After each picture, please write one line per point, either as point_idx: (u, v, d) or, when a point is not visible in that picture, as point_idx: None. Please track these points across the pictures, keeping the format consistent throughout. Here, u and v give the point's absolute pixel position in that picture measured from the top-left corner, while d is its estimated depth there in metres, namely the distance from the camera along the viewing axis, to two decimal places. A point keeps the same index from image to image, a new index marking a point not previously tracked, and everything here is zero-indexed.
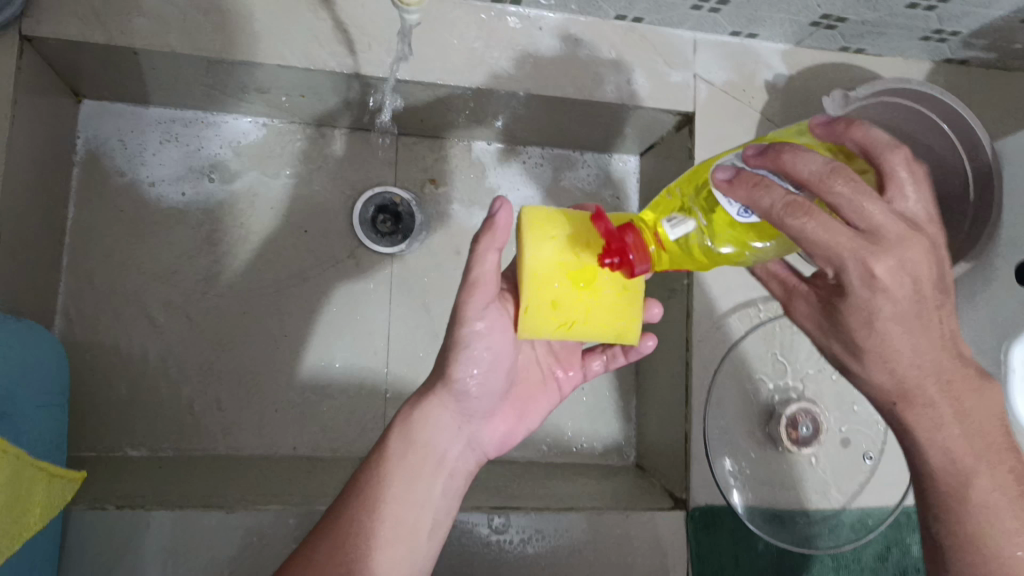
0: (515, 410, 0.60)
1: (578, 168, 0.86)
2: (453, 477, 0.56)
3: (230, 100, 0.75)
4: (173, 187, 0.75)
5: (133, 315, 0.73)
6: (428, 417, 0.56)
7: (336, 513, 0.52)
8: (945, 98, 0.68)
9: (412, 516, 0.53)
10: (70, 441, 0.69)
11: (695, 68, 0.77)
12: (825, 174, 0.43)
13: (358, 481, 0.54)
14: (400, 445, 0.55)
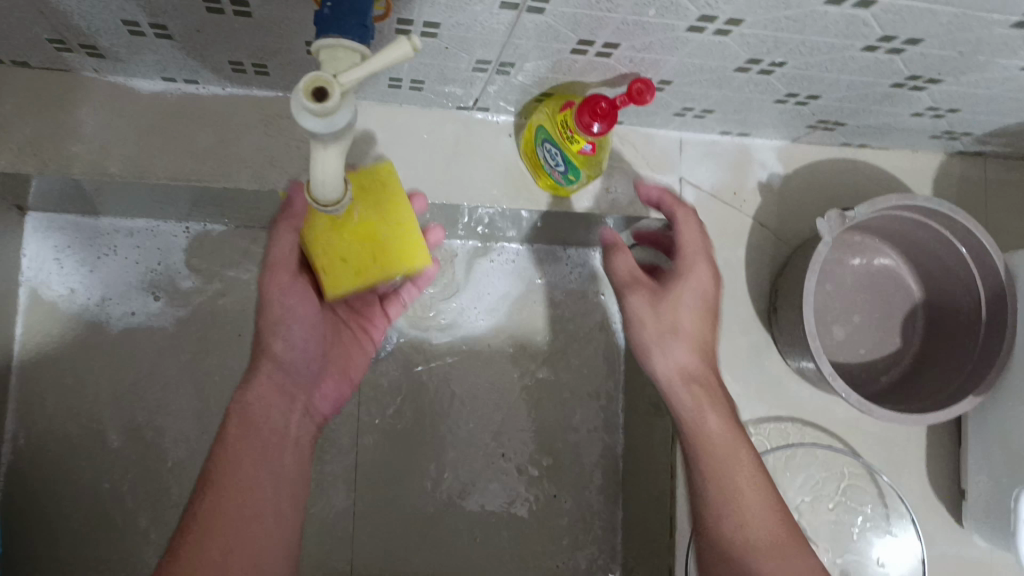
0: (336, 369, 0.62)
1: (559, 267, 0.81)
2: (300, 445, 0.57)
3: (184, 211, 0.72)
4: (129, 303, 0.73)
5: (87, 440, 0.71)
6: (260, 391, 0.55)
7: (192, 522, 0.49)
8: (956, 218, 0.63)
9: (268, 488, 0.52)
10: (21, 574, 0.68)
11: (681, 170, 0.70)
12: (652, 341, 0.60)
13: (207, 481, 0.51)
14: (248, 446, 0.53)
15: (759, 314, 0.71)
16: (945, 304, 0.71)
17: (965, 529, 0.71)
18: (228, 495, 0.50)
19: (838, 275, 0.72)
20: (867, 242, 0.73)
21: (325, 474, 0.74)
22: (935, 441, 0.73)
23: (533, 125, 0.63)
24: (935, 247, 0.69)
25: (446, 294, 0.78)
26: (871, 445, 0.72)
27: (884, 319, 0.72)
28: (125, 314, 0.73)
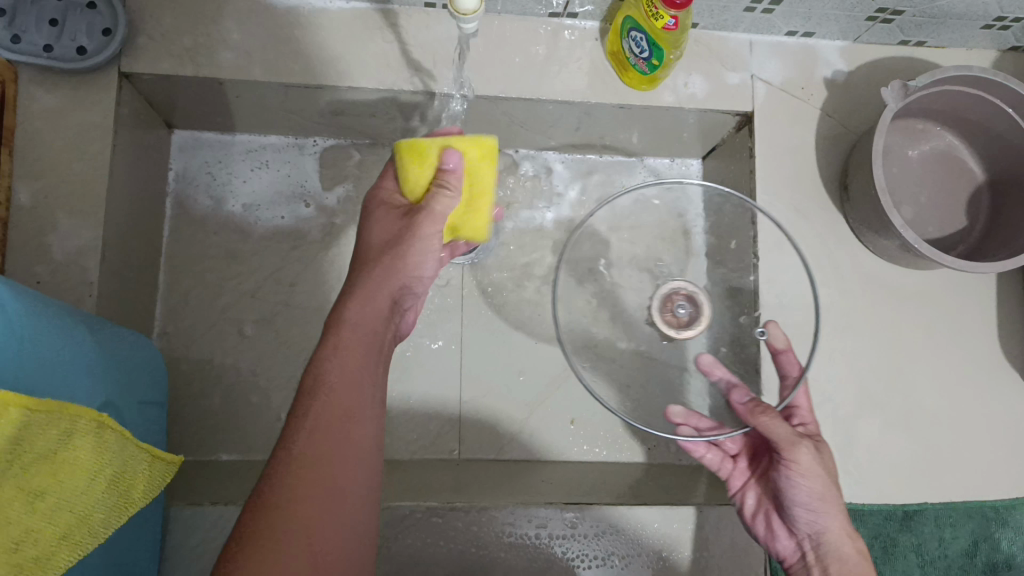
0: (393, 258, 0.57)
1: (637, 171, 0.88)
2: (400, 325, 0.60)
3: (311, 126, 0.81)
4: (279, 207, 0.82)
5: (224, 329, 0.79)
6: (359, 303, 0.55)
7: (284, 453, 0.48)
8: (1010, 84, 0.69)
9: (358, 428, 0.51)
10: (170, 445, 0.76)
11: (752, 68, 0.77)
12: (792, 440, 0.59)
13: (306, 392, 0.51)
14: (338, 355, 0.53)
15: (831, 197, 0.77)
16: (1008, 178, 0.76)
17: None
18: (324, 420, 0.50)
19: (904, 159, 0.77)
20: (929, 129, 0.78)
21: (434, 363, 0.81)
22: (1006, 313, 0.77)
23: (620, 19, 0.71)
24: (994, 124, 0.74)
25: (538, 202, 0.86)
26: (945, 316, 0.77)
27: (950, 199, 0.77)
28: (275, 218, 0.82)
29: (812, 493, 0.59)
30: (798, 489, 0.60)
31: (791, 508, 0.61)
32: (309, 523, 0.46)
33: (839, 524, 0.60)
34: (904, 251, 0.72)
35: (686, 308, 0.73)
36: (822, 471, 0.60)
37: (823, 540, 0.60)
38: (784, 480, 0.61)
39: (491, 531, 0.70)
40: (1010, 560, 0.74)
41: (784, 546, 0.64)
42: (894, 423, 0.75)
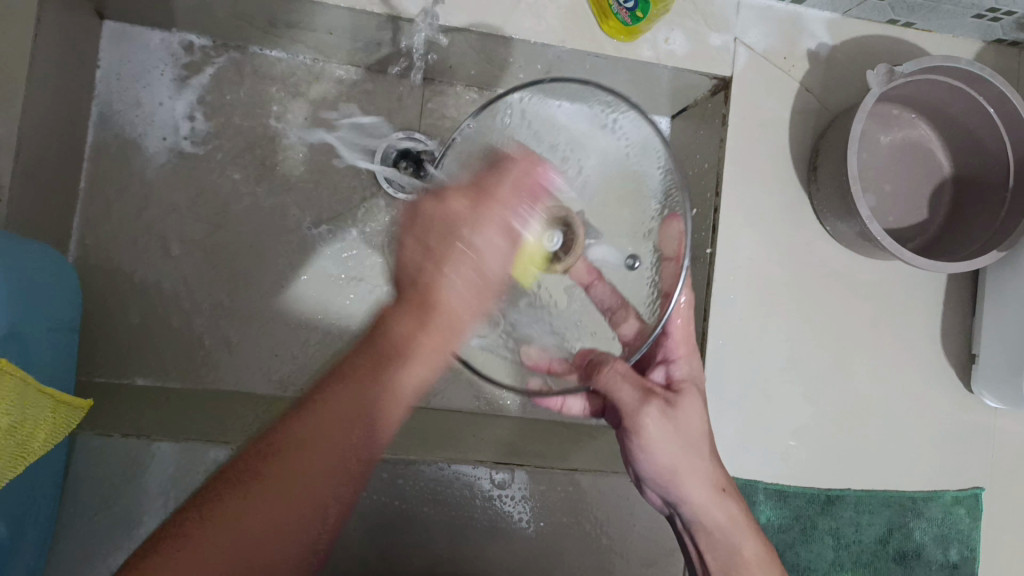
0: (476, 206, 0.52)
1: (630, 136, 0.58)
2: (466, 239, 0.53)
3: (256, 34, 0.75)
4: (168, 122, 0.77)
5: (149, 246, 0.76)
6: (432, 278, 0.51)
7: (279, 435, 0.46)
8: (995, 83, 0.67)
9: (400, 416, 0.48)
10: (85, 364, 0.73)
11: (735, 31, 0.74)
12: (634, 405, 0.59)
13: (346, 367, 0.49)
14: (396, 358, 0.49)
15: (799, 175, 0.75)
16: (975, 176, 0.75)
17: (972, 389, 0.76)
18: (330, 412, 0.46)
19: (875, 145, 0.75)
20: (904, 116, 0.76)
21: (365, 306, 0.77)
22: (952, 310, 0.77)
23: None
24: (969, 118, 0.73)
25: None
26: (891, 307, 0.77)
27: (914, 191, 0.76)
28: (160, 133, 0.77)
29: (659, 463, 0.60)
30: (643, 462, 0.61)
31: (647, 476, 0.62)
32: (233, 551, 0.42)
33: (698, 495, 0.61)
34: (862, 240, 0.71)
35: (563, 233, 0.56)
36: (672, 433, 0.60)
37: (684, 513, 0.62)
38: (631, 448, 0.62)
39: (416, 486, 0.69)
40: (920, 547, 0.76)
41: (653, 501, 0.66)
42: (828, 412, 0.75)
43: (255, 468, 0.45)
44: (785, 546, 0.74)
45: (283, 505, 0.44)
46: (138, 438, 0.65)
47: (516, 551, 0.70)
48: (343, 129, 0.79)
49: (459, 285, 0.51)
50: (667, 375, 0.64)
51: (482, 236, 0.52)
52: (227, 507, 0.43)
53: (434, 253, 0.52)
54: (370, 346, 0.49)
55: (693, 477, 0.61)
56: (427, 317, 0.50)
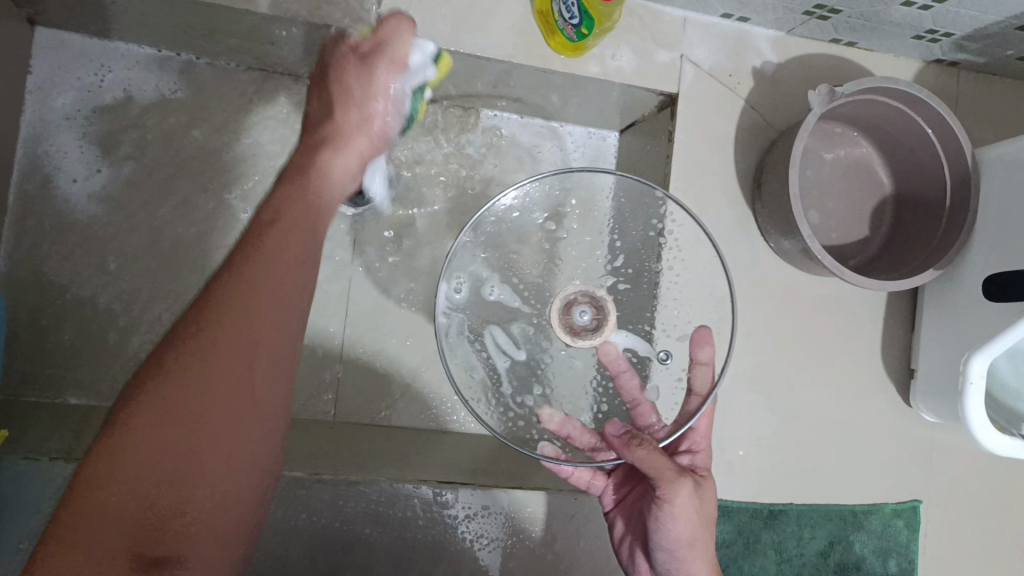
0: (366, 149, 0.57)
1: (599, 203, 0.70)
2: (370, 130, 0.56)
3: (195, 43, 0.73)
4: (82, 160, 0.74)
5: (81, 259, 0.73)
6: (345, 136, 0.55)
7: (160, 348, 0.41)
8: (932, 104, 0.68)
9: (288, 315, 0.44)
10: (13, 383, 0.70)
11: (682, 48, 0.74)
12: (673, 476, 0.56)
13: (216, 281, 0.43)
14: (294, 228, 0.45)
15: (743, 192, 0.75)
16: (914, 194, 0.76)
17: (911, 403, 0.78)
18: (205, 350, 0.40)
19: (818, 163, 0.76)
20: (846, 134, 0.77)
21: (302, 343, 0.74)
22: (892, 326, 0.78)
23: None
24: (908, 138, 0.74)
25: (444, 158, 0.81)
26: (833, 323, 0.77)
27: (856, 208, 0.77)
28: (70, 173, 0.73)
29: (679, 534, 0.58)
30: (664, 532, 0.58)
31: (657, 547, 0.59)
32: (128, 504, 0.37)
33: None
34: (805, 258, 0.72)
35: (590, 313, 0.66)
36: (695, 508, 0.58)
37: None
38: (654, 516, 0.59)
39: (357, 506, 0.68)
40: (860, 561, 0.77)
41: None
42: (771, 427, 0.76)
43: (188, 400, 0.39)
44: (728, 561, 0.74)
45: (176, 429, 0.39)
46: (66, 462, 0.62)
47: (460, 572, 0.69)
48: (286, 140, 0.78)
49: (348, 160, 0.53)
50: (691, 464, 0.64)
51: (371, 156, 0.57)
52: (139, 440, 0.38)
53: (341, 92, 0.54)
54: (244, 241, 0.44)
55: (698, 555, 0.58)
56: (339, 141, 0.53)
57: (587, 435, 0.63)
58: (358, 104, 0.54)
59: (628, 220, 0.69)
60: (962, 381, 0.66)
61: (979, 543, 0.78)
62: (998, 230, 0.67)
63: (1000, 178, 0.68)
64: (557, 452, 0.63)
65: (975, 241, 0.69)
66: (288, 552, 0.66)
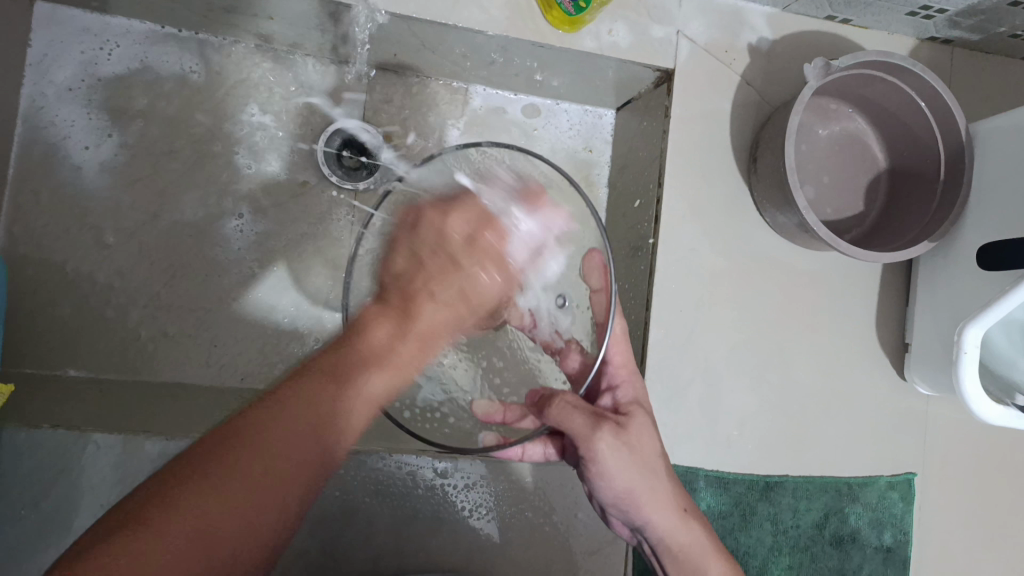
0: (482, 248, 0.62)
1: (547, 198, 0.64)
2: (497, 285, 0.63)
3: (193, 19, 0.73)
4: (90, 128, 0.75)
5: (81, 234, 0.74)
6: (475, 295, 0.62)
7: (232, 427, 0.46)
8: (927, 77, 0.69)
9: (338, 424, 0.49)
10: (13, 355, 0.71)
11: (677, 24, 0.75)
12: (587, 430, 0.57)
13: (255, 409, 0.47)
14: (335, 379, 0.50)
15: (739, 167, 0.76)
16: (908, 168, 0.77)
17: (906, 377, 0.78)
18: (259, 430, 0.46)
19: (813, 138, 0.77)
20: (841, 110, 0.78)
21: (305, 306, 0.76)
22: (886, 300, 0.79)
23: None
24: (903, 114, 0.75)
25: (441, 135, 0.81)
26: (828, 298, 0.78)
27: (851, 183, 0.77)
28: (81, 141, 0.74)
29: (618, 487, 0.59)
30: (604, 487, 0.59)
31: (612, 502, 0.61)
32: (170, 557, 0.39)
33: (668, 520, 0.60)
34: (800, 231, 0.72)
35: None
36: (629, 454, 0.58)
37: (650, 538, 0.61)
38: (591, 476, 0.60)
39: (357, 475, 0.68)
40: (856, 533, 0.77)
41: (623, 530, 0.65)
42: (767, 400, 0.76)
43: (265, 416, 0.47)
44: (725, 532, 0.75)
45: (259, 481, 0.44)
46: (69, 430, 0.63)
47: (458, 542, 0.70)
48: (284, 118, 0.78)
49: (492, 280, 0.62)
50: (614, 401, 0.64)
51: (488, 276, 0.62)
52: (201, 484, 0.42)
53: (439, 239, 0.63)
54: (331, 365, 0.51)
55: (655, 503, 0.59)
56: (416, 323, 0.58)
57: (512, 409, 0.60)
58: (467, 291, 0.61)
59: (536, 200, 0.64)
60: (957, 351, 0.67)
61: (972, 515, 0.79)
62: (991, 202, 0.68)
63: (992, 151, 0.69)
64: (499, 440, 0.60)
65: (968, 214, 0.70)
66: None
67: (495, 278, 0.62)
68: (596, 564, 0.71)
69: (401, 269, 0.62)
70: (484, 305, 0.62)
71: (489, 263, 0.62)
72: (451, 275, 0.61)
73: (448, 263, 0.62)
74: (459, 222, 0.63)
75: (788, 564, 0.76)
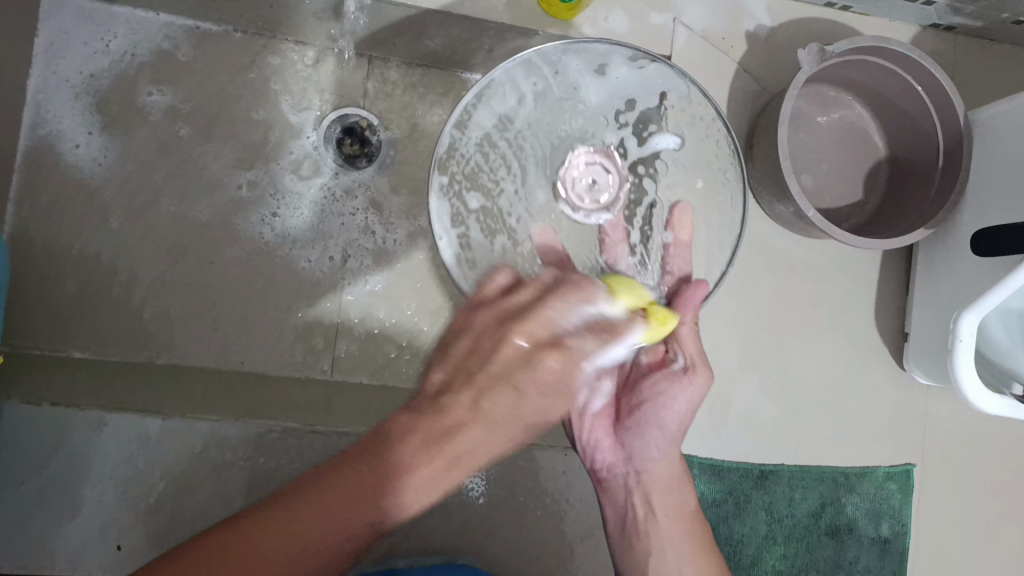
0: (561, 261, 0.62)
1: (641, 104, 0.65)
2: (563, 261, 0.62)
3: (196, 6, 0.75)
4: (78, 124, 0.76)
5: (86, 217, 0.76)
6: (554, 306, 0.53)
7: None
8: (924, 62, 0.68)
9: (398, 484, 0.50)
10: (17, 334, 0.73)
11: (675, 11, 0.75)
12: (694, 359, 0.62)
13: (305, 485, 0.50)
14: (381, 476, 0.50)
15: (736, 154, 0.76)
16: (908, 156, 0.76)
17: (905, 367, 0.78)
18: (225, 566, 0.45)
19: (811, 125, 0.77)
20: (840, 98, 0.78)
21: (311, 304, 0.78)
22: (886, 290, 0.78)
23: None
24: (903, 101, 0.74)
25: (441, 123, 0.82)
26: (827, 286, 0.78)
27: (850, 170, 0.77)
28: (73, 139, 0.76)
29: (675, 419, 0.63)
30: (672, 408, 0.63)
31: (642, 421, 0.64)
32: None
33: (668, 462, 0.64)
34: (796, 219, 0.72)
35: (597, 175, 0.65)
36: (698, 395, 0.63)
37: (648, 471, 0.64)
38: (668, 394, 0.63)
39: None
40: (853, 524, 0.77)
41: (606, 454, 0.65)
42: (763, 389, 0.76)
43: (378, 475, 0.50)
44: (720, 520, 0.75)
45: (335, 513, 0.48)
46: (67, 407, 0.65)
47: (449, 524, 0.71)
48: (285, 105, 0.79)
49: (555, 363, 0.53)
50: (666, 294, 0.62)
51: (564, 305, 0.53)
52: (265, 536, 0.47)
53: (479, 360, 0.53)
54: (455, 353, 0.55)
55: (678, 441, 0.65)
56: (513, 382, 0.53)
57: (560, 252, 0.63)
58: (536, 333, 0.53)
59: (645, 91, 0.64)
60: (953, 339, 0.66)
61: (973, 507, 0.78)
62: (988, 190, 0.67)
63: (990, 140, 0.69)
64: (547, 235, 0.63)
65: (966, 202, 0.70)
66: None
67: (573, 301, 0.54)
68: (585, 549, 0.72)
69: (467, 326, 0.55)
70: (534, 334, 0.53)
71: (580, 292, 0.54)
72: (518, 373, 0.53)
73: (505, 378, 0.53)
74: (508, 343, 0.53)
75: (782, 553, 0.76)
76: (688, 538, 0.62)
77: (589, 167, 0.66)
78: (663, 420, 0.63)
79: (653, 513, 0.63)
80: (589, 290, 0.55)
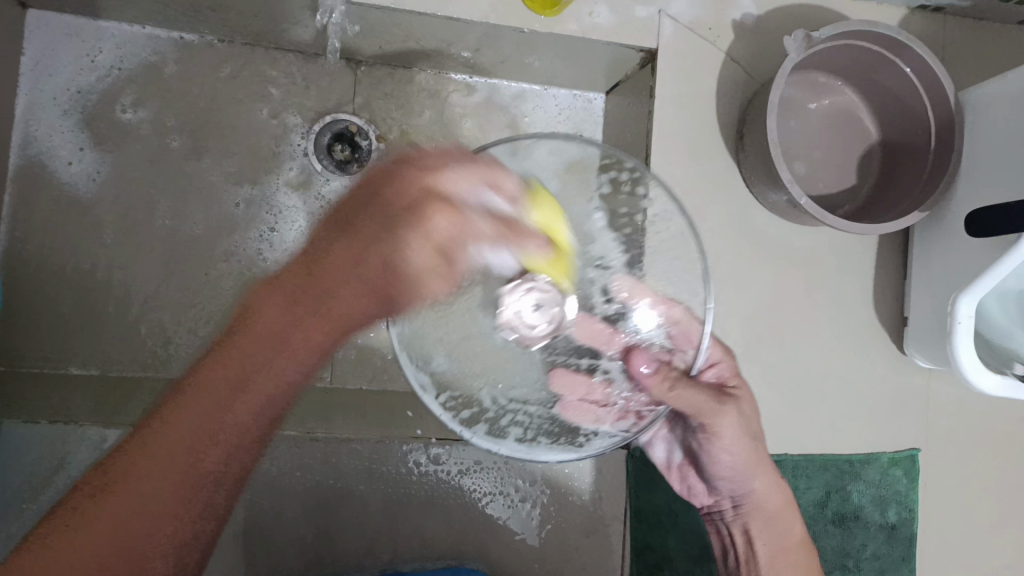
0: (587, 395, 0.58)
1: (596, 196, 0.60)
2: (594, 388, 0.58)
3: (180, 19, 0.75)
4: (69, 140, 0.76)
5: (79, 234, 0.76)
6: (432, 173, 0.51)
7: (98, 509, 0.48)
8: (912, 44, 0.68)
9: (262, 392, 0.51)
10: (15, 352, 0.73)
11: (660, 3, 0.74)
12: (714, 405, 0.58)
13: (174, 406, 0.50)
14: (250, 360, 0.50)
15: (727, 144, 0.76)
16: (901, 139, 0.75)
17: (906, 352, 0.77)
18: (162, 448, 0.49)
19: (802, 112, 0.76)
20: (830, 83, 0.77)
21: None
22: (884, 276, 0.78)
23: None
24: (894, 85, 0.73)
25: (431, 125, 0.82)
26: (824, 273, 0.77)
27: (843, 156, 0.77)
28: (65, 156, 0.76)
29: (731, 463, 0.61)
30: (720, 458, 0.61)
31: (711, 470, 0.63)
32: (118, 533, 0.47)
33: (757, 494, 0.62)
34: (790, 207, 0.72)
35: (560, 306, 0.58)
36: (741, 429, 0.60)
37: (743, 503, 0.63)
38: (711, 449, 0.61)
39: (351, 461, 0.70)
40: (859, 511, 0.77)
41: (703, 496, 0.66)
42: (765, 380, 0.76)
43: (237, 360, 0.50)
44: None
45: (166, 479, 0.49)
46: (66, 423, 0.66)
47: (454, 525, 0.71)
48: (274, 114, 0.79)
49: (425, 255, 0.51)
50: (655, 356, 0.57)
51: (460, 173, 0.51)
52: (82, 539, 0.47)
53: (396, 195, 0.51)
54: (364, 233, 0.51)
55: (762, 467, 0.62)
56: (426, 230, 0.50)
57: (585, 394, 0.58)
58: (435, 205, 0.50)
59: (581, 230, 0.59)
60: (952, 322, 0.65)
61: (980, 488, 0.78)
62: (981, 171, 0.67)
63: (982, 120, 0.68)
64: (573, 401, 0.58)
65: (960, 183, 0.69)
66: (284, 506, 0.68)
67: (470, 175, 0.51)
68: (590, 546, 0.72)
69: (401, 181, 0.51)
70: (440, 235, 0.51)
71: (445, 213, 0.50)
72: (406, 225, 0.50)
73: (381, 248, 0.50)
74: (435, 223, 0.50)
75: None
76: (792, 565, 0.62)
77: (536, 307, 0.58)
78: (720, 463, 0.61)
79: (754, 545, 0.63)
80: (500, 175, 0.52)
